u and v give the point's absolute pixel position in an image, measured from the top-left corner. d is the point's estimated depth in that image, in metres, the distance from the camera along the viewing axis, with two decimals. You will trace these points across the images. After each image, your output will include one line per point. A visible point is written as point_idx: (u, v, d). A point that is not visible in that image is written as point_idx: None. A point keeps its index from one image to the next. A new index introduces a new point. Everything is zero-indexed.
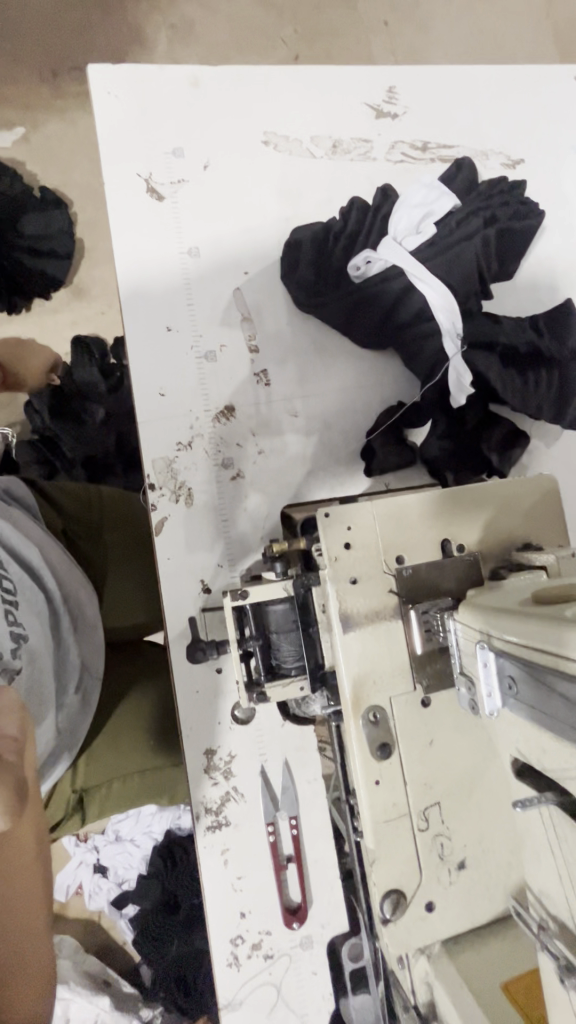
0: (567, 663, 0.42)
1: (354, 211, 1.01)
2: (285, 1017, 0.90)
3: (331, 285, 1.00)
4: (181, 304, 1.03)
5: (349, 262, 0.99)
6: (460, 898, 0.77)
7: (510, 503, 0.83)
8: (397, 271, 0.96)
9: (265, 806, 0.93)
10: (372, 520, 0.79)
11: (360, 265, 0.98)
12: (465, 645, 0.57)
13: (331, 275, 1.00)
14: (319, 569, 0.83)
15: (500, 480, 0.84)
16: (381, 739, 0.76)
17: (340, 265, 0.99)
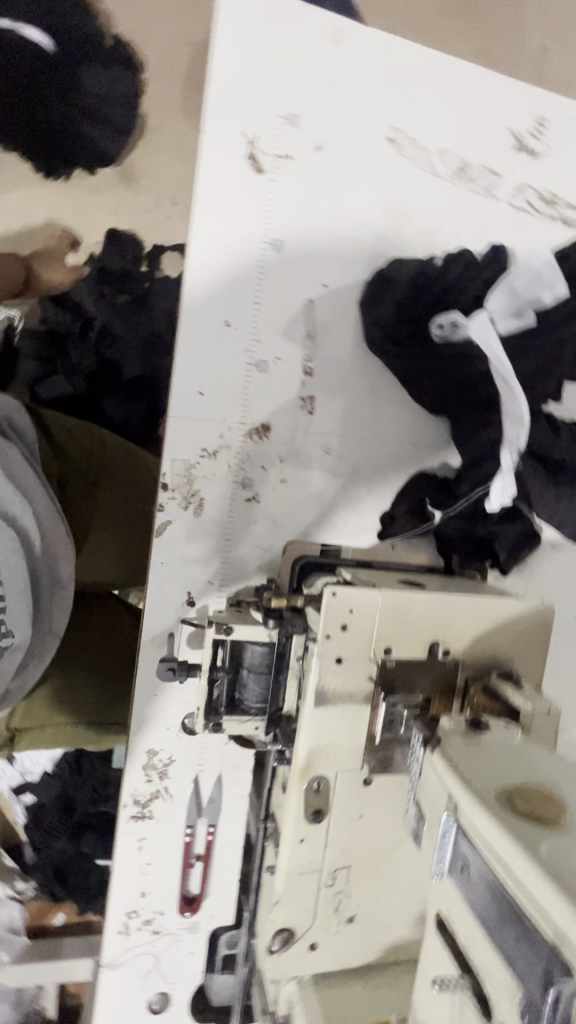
0: (523, 899, 0.44)
1: (457, 265, 0.94)
2: (156, 982, 1.01)
3: (408, 336, 0.95)
4: (248, 300, 0.95)
5: (433, 321, 0.93)
6: (340, 946, 0.86)
7: (506, 624, 0.85)
8: (480, 352, 0.91)
9: (189, 808, 0.99)
10: (374, 609, 0.80)
11: (444, 327, 0.93)
12: (430, 790, 0.60)
13: (412, 327, 0.94)
14: (308, 633, 0.84)
15: (504, 599, 0.85)
16: (317, 804, 0.81)
17: (424, 320, 0.94)
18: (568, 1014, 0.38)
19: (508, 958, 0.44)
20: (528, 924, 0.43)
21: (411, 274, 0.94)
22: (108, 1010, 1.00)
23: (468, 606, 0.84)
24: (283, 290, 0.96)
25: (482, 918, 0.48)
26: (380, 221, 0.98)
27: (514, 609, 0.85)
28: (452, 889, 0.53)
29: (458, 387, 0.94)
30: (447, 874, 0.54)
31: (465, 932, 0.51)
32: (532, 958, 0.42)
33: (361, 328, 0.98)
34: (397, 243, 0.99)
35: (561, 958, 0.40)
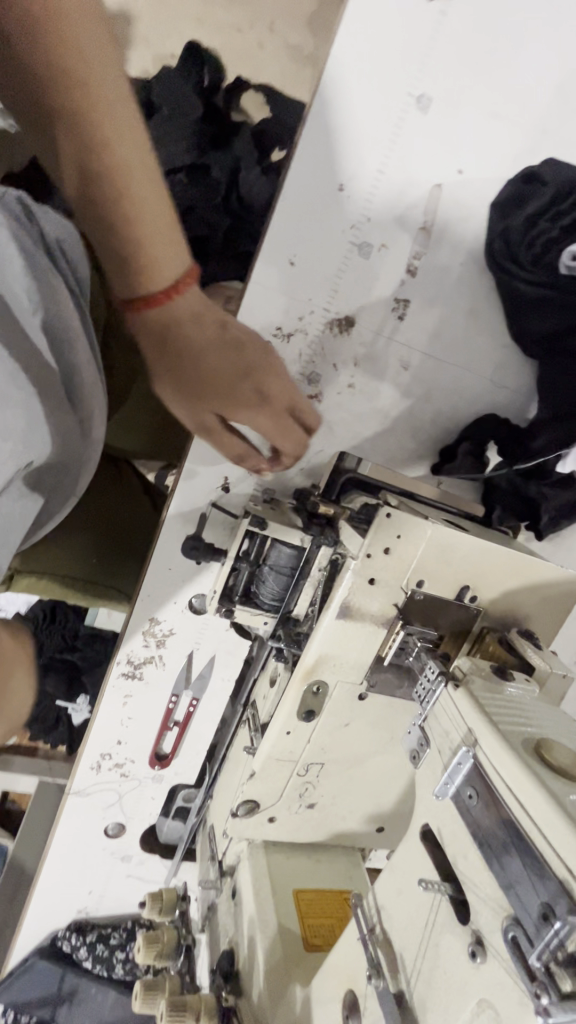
0: (537, 838, 0.46)
1: None
2: (114, 815, 1.10)
3: (531, 259, 0.82)
4: (370, 164, 0.81)
5: (562, 253, 0.81)
6: (295, 822, 0.94)
7: (538, 586, 0.84)
8: None
9: (178, 678, 1.03)
10: (420, 541, 0.78)
11: (574, 259, 0.80)
12: (445, 721, 0.62)
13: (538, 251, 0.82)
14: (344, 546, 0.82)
15: (545, 561, 0.83)
16: (310, 705, 0.84)
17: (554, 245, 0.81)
18: (566, 942, 0.41)
19: (507, 882, 0.47)
20: (541, 861, 0.44)
21: (553, 191, 0.81)
22: (65, 829, 1.09)
23: (503, 563, 0.82)
24: (411, 165, 0.82)
25: (484, 842, 0.51)
26: (543, 108, 0.82)
27: (550, 575, 0.84)
28: (452, 810, 0.56)
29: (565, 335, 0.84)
30: (450, 796, 0.56)
31: (456, 847, 0.54)
32: (537, 890, 0.44)
33: (485, 235, 0.86)
34: (555, 141, 0.83)
35: (571, 897, 0.41)
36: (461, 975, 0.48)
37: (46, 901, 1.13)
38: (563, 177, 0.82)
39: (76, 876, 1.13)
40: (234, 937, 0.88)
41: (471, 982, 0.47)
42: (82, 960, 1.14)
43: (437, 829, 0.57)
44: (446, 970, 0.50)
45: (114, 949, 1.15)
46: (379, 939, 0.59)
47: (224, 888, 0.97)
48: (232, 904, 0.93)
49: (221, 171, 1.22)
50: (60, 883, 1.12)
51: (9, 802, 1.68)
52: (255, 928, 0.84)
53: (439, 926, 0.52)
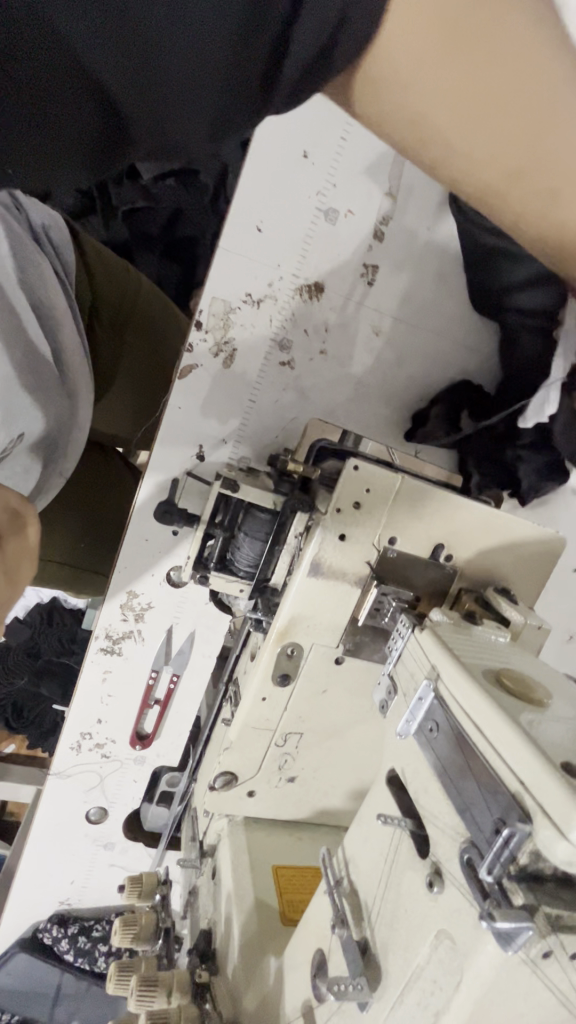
0: (490, 755, 0.44)
1: None
2: (95, 799, 1.08)
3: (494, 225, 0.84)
4: (334, 131, 0.83)
5: None
6: (275, 798, 0.91)
7: (516, 545, 0.83)
8: None
9: (158, 654, 1.01)
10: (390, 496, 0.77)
11: None
12: (411, 664, 0.61)
13: None
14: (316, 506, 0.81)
15: (521, 519, 0.82)
16: (285, 669, 0.83)
17: None
18: (518, 854, 0.39)
19: (462, 805, 0.45)
20: (494, 777, 0.43)
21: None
22: (46, 814, 1.07)
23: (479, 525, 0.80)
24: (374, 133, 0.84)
25: (443, 772, 0.49)
26: None
27: (526, 536, 0.82)
28: (415, 747, 0.54)
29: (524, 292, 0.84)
30: (413, 733, 0.55)
31: (418, 783, 0.52)
32: (490, 807, 0.42)
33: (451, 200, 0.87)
34: None
35: (522, 808, 0.40)
36: (419, 909, 0.46)
37: (27, 892, 1.10)
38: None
39: (57, 866, 1.10)
40: (212, 917, 0.85)
41: (429, 916, 0.45)
42: (63, 953, 1.11)
43: (401, 770, 0.56)
44: (407, 909, 0.47)
45: (96, 942, 1.12)
46: (345, 891, 0.57)
47: (204, 870, 0.94)
48: (212, 885, 0.90)
49: (208, 173, 1.24)
50: (41, 872, 1.09)
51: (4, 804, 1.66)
52: (232, 904, 0.81)
53: (400, 866, 0.50)
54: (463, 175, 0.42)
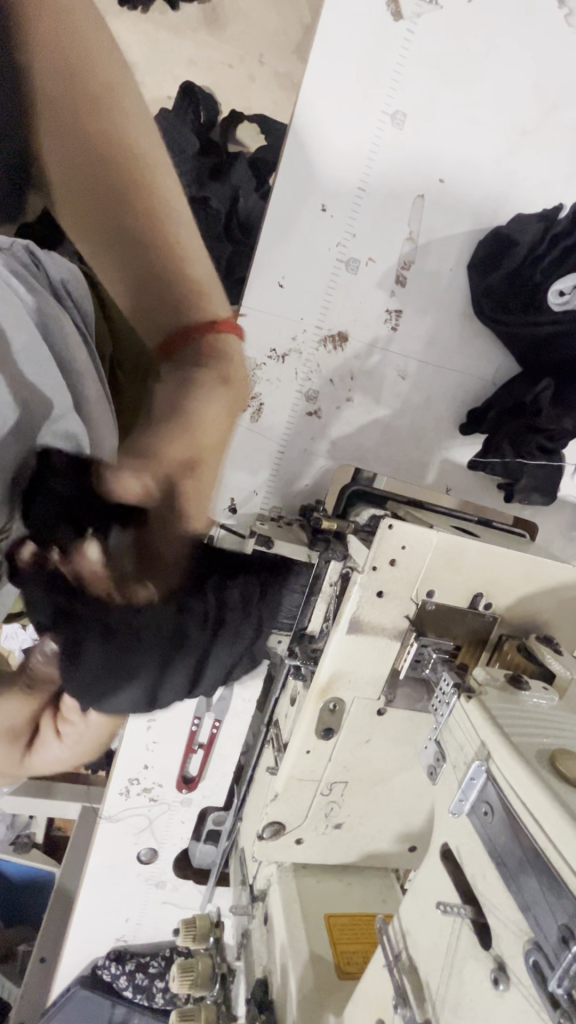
0: (553, 856, 0.43)
1: None
2: (145, 840, 1.10)
3: (518, 272, 0.85)
4: (352, 183, 0.83)
5: (550, 286, 0.81)
6: (323, 844, 0.92)
7: (560, 599, 0.80)
8: None
9: (200, 700, 1.03)
10: (427, 549, 0.75)
11: (563, 292, 0.80)
12: (458, 731, 0.61)
13: (525, 295, 0.85)
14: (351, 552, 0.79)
15: (569, 571, 0.79)
16: (329, 723, 0.83)
17: (538, 286, 0.84)
18: None
19: (524, 903, 0.45)
20: (556, 876, 0.43)
21: (538, 226, 0.83)
22: (98, 857, 1.09)
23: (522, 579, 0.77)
24: (391, 182, 0.84)
25: (501, 860, 0.49)
26: (523, 112, 0.83)
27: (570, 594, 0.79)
28: (469, 828, 0.54)
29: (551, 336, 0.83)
30: (466, 813, 0.55)
31: (475, 866, 0.52)
32: (557, 912, 0.42)
33: (472, 249, 0.87)
34: (534, 140, 0.85)
35: None
36: (484, 1002, 0.46)
37: (84, 927, 1.14)
38: (540, 213, 0.85)
39: (112, 904, 1.13)
40: (267, 967, 0.87)
41: (497, 1013, 0.45)
42: (122, 988, 1.13)
43: (456, 847, 0.56)
44: (471, 1000, 0.48)
45: (153, 978, 1.14)
46: (404, 966, 0.57)
47: (256, 914, 0.96)
48: (265, 931, 0.91)
49: None
50: (97, 910, 1.12)
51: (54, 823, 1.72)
52: (287, 955, 0.82)
53: (462, 951, 0.50)
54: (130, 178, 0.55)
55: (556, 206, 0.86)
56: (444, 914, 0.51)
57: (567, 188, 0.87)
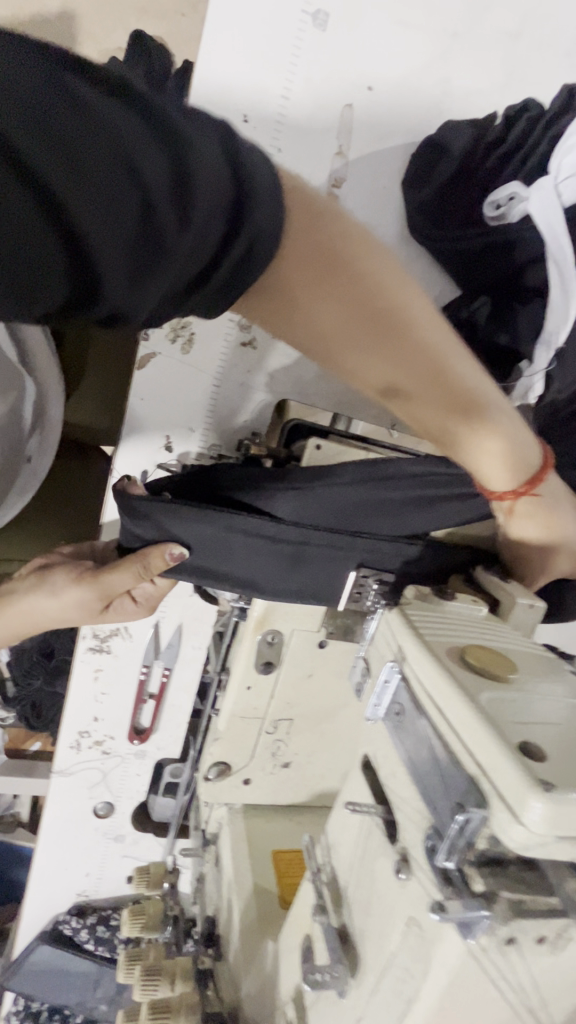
0: (454, 741, 0.42)
1: (531, 130, 0.79)
2: (101, 794, 1.09)
3: (450, 185, 0.81)
4: (274, 95, 0.78)
5: (487, 197, 0.80)
6: (272, 784, 0.91)
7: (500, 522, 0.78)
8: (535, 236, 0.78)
9: (147, 648, 1.01)
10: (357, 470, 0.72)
11: (500, 203, 0.79)
12: (380, 642, 0.59)
13: (461, 210, 0.81)
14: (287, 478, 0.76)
15: None
16: (268, 657, 0.81)
17: (474, 199, 0.81)
18: (475, 837, 0.37)
19: (426, 792, 0.43)
20: (456, 758, 0.41)
21: (470, 134, 0.80)
22: (53, 813, 1.08)
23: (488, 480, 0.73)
24: (317, 92, 0.79)
25: (409, 756, 0.47)
26: (450, 12, 0.79)
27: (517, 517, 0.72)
28: (384, 732, 0.53)
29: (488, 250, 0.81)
30: (381, 718, 0.53)
31: (388, 769, 0.51)
32: (451, 790, 0.40)
33: (406, 163, 0.83)
34: (466, 45, 0.81)
35: (479, 791, 0.38)
36: (390, 895, 0.45)
37: (43, 884, 1.13)
38: (472, 121, 0.81)
39: (70, 860, 1.12)
40: (216, 905, 0.86)
41: (399, 903, 0.44)
42: (84, 942, 1.12)
43: (374, 754, 0.54)
44: (379, 896, 0.47)
45: (115, 931, 1.14)
46: (326, 879, 0.56)
47: (208, 858, 0.95)
48: (215, 872, 0.91)
49: None
50: (56, 866, 1.11)
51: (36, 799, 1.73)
52: (233, 890, 0.81)
53: (373, 851, 0.49)
54: (354, 269, 0.48)
55: (491, 113, 0.82)
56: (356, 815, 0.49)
57: (503, 96, 0.84)
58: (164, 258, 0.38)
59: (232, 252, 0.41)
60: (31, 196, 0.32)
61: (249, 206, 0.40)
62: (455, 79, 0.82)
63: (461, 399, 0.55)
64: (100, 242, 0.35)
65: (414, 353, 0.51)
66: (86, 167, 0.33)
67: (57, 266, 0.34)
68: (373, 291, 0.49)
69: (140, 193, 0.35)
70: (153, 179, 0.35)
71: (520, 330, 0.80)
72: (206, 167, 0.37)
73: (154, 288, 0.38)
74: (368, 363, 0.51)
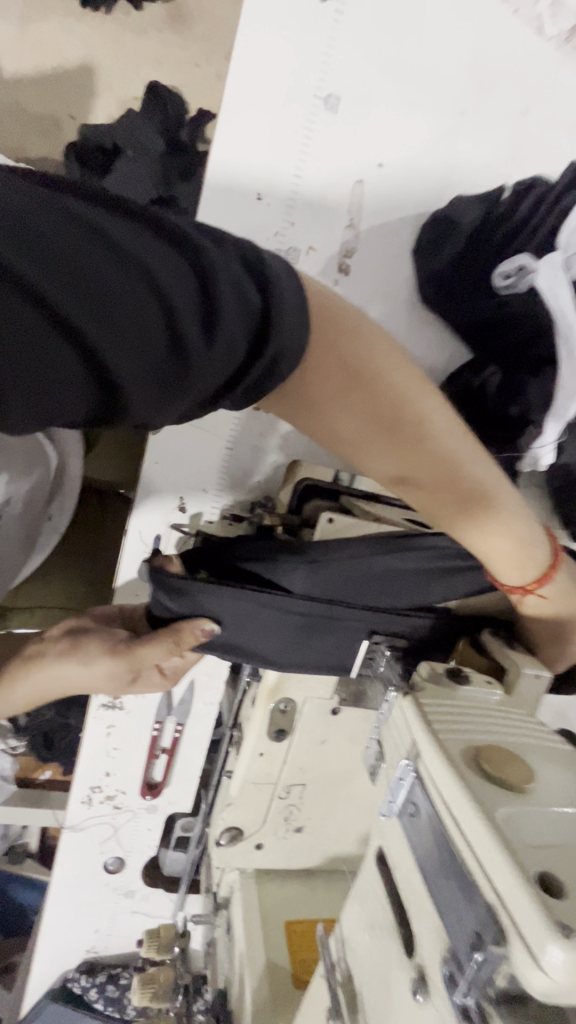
0: (470, 860, 0.41)
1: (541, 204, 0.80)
2: (112, 848, 1.08)
3: (461, 254, 0.83)
4: (287, 172, 0.81)
5: (497, 267, 0.82)
6: (284, 848, 0.90)
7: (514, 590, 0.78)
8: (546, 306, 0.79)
9: (159, 706, 1.00)
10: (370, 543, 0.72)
11: (510, 274, 0.81)
12: (393, 728, 0.59)
13: (471, 279, 0.82)
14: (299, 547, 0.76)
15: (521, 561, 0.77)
16: (281, 724, 0.81)
17: (485, 269, 0.82)
18: (495, 974, 0.37)
19: (443, 909, 0.43)
20: (472, 880, 0.40)
21: (479, 208, 0.82)
22: (64, 868, 1.07)
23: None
24: (329, 168, 0.82)
25: (424, 865, 0.47)
26: (459, 90, 0.81)
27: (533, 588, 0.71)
28: (398, 830, 0.52)
29: (499, 318, 0.82)
30: (396, 815, 0.52)
31: (403, 871, 0.50)
32: (469, 917, 0.39)
33: (417, 233, 0.85)
34: (475, 121, 0.83)
35: (498, 925, 0.37)
36: (407, 1016, 0.44)
37: (53, 940, 1.12)
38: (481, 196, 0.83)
39: (80, 915, 1.11)
40: (227, 977, 0.85)
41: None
42: (93, 1001, 1.10)
43: (389, 850, 0.53)
44: (396, 1013, 0.46)
45: (124, 990, 1.12)
46: (341, 977, 0.55)
47: (220, 922, 0.94)
48: (227, 939, 0.89)
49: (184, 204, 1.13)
50: (66, 921, 1.11)
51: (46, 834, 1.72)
52: (245, 965, 0.80)
53: (389, 958, 0.49)
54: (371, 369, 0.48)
55: (500, 184, 0.84)
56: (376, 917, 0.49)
57: (512, 168, 0.85)
58: (193, 373, 0.36)
59: (257, 363, 0.39)
60: (49, 325, 0.31)
61: (272, 318, 0.39)
62: (464, 153, 0.84)
63: (471, 496, 0.54)
64: (127, 367, 0.33)
65: (426, 454, 0.51)
66: (112, 297, 0.32)
67: (84, 393, 0.33)
68: (389, 392, 0.48)
69: (166, 319, 0.34)
70: (178, 301, 0.34)
71: (532, 398, 0.80)
72: (228, 289, 0.37)
73: (176, 403, 0.37)
74: (378, 460, 0.51)
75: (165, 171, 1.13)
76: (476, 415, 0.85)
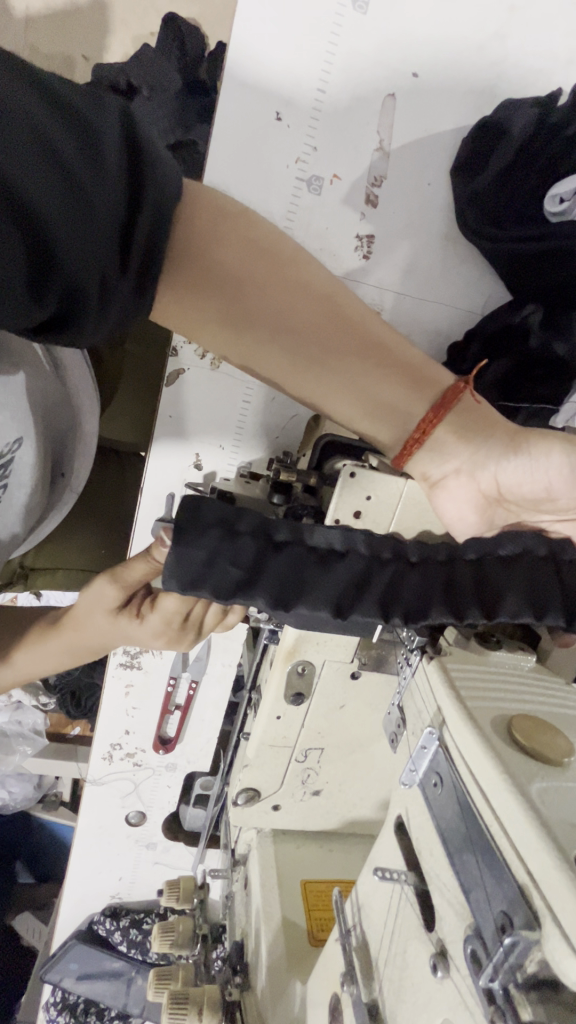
0: (500, 838, 0.37)
1: None
2: (132, 802, 1.10)
3: (508, 171, 0.75)
4: (310, 85, 0.72)
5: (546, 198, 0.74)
6: (302, 811, 0.89)
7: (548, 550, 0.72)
8: None
9: (175, 661, 1.00)
10: (397, 490, 0.63)
11: (557, 199, 0.73)
12: (415, 691, 0.55)
13: (517, 205, 0.76)
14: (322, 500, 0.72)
15: None
16: (299, 688, 0.78)
17: (534, 191, 0.75)
18: (525, 961, 0.34)
19: (468, 887, 0.40)
20: (500, 858, 0.37)
21: (533, 110, 0.72)
22: (87, 819, 1.10)
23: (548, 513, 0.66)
24: (357, 88, 0.73)
25: (446, 839, 0.44)
26: None
27: None
28: (420, 800, 0.49)
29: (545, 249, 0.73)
30: (417, 784, 0.49)
31: (423, 842, 0.47)
32: (496, 898, 0.36)
33: (456, 150, 0.77)
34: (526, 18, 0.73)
35: (530, 909, 0.33)
36: (426, 986, 0.42)
37: (79, 886, 1.16)
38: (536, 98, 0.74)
39: (103, 864, 1.14)
40: (244, 929, 0.86)
41: (436, 999, 0.41)
42: (117, 944, 1.15)
43: (410, 821, 0.50)
44: (413, 986, 0.44)
45: (147, 935, 1.16)
46: (356, 943, 0.54)
47: (238, 878, 0.95)
48: (244, 894, 0.90)
49: (206, 141, 1.08)
50: (91, 869, 1.14)
51: (78, 784, 1.78)
52: (261, 919, 0.80)
53: (407, 929, 0.46)
54: (252, 269, 0.56)
55: (551, 92, 0.75)
56: (413, 840, 0.49)
57: (567, 73, 0.75)
58: (86, 235, 0.42)
59: (135, 224, 0.46)
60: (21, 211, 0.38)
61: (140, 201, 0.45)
62: (510, 57, 0.74)
63: (379, 340, 0.61)
64: (64, 218, 0.40)
65: (327, 302, 0.59)
66: (61, 195, 0.40)
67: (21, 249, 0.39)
68: (286, 266, 0.57)
69: (45, 213, 0.39)
70: (61, 180, 0.39)
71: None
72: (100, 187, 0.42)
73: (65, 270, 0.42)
74: (328, 357, 0.60)
75: (182, 110, 1.08)
76: (516, 363, 0.78)
